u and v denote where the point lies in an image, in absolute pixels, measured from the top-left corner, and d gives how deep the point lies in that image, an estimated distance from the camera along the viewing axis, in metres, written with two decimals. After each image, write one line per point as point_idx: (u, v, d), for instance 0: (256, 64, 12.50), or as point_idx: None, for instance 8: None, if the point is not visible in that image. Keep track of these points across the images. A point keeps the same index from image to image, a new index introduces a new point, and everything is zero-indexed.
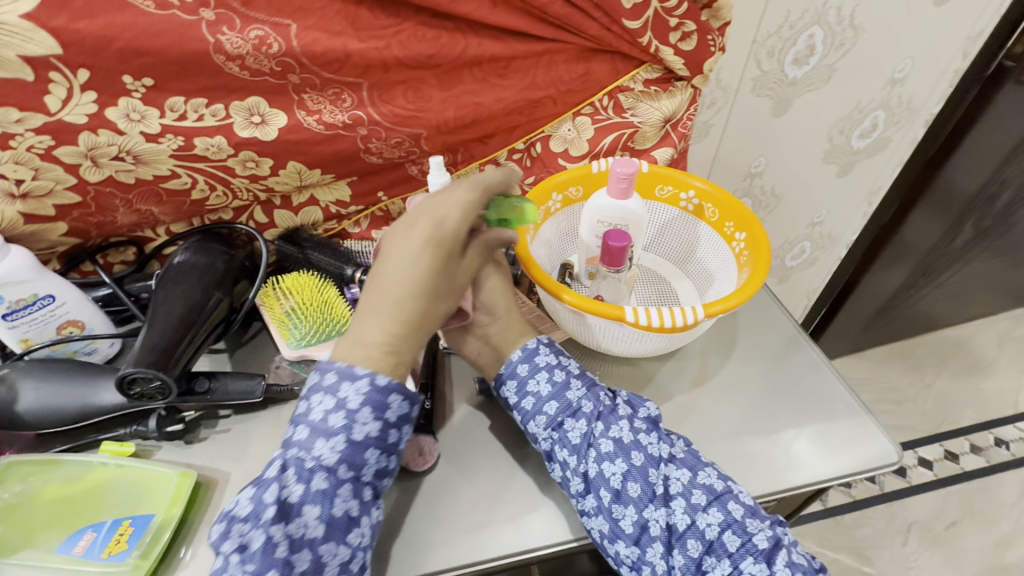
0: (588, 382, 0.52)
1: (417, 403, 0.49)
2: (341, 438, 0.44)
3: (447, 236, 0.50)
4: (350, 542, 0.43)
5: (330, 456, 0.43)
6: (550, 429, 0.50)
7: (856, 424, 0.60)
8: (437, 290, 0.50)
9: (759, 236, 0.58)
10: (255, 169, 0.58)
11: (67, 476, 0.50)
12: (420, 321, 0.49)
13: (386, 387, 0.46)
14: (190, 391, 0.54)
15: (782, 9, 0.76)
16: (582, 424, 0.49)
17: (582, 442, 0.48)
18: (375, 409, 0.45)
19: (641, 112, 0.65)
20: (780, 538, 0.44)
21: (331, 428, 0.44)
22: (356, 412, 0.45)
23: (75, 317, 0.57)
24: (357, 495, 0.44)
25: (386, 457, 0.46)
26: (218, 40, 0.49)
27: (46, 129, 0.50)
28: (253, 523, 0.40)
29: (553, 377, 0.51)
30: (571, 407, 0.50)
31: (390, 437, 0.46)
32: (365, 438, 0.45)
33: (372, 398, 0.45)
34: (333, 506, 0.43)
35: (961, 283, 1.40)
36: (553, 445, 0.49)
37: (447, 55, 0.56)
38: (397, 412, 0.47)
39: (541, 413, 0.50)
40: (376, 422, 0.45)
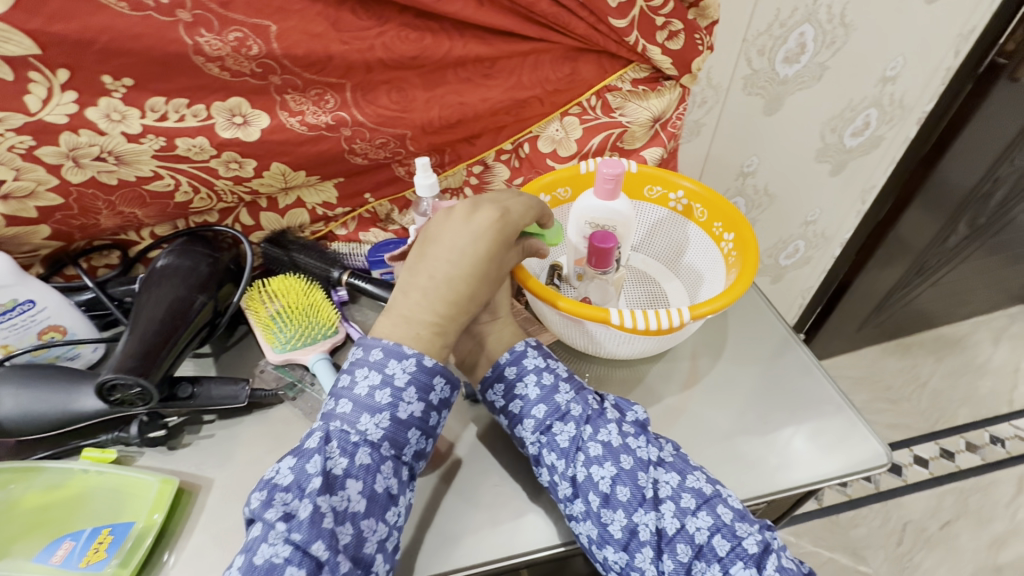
0: (576, 386, 0.51)
1: (458, 388, 0.51)
2: (386, 415, 0.46)
3: (509, 228, 0.52)
4: (387, 520, 0.44)
5: (374, 431, 0.46)
6: (538, 433, 0.49)
7: (845, 425, 0.60)
8: (488, 277, 0.52)
9: (748, 237, 0.58)
10: (239, 170, 0.57)
11: (47, 483, 0.49)
12: (468, 306, 0.51)
13: (432, 369, 0.48)
14: (172, 396, 0.54)
15: (772, 7, 0.76)
16: (571, 427, 0.48)
17: (571, 445, 0.47)
18: (419, 390, 0.48)
19: (629, 111, 0.65)
20: (769, 542, 0.44)
21: (377, 404, 0.46)
22: (402, 390, 0.47)
23: (56, 322, 0.57)
24: (396, 474, 0.46)
25: (424, 439, 0.49)
26: (196, 42, 0.48)
27: (27, 129, 0.49)
28: (298, 493, 0.42)
29: (542, 380, 0.51)
30: (559, 410, 0.49)
31: (429, 419, 0.49)
32: (409, 417, 0.47)
33: (418, 378, 0.48)
34: (375, 482, 0.44)
35: (956, 281, 1.39)
36: (541, 449, 0.48)
37: (431, 56, 0.55)
38: (439, 395, 0.49)
39: (529, 416, 0.50)
40: (420, 402, 0.48)
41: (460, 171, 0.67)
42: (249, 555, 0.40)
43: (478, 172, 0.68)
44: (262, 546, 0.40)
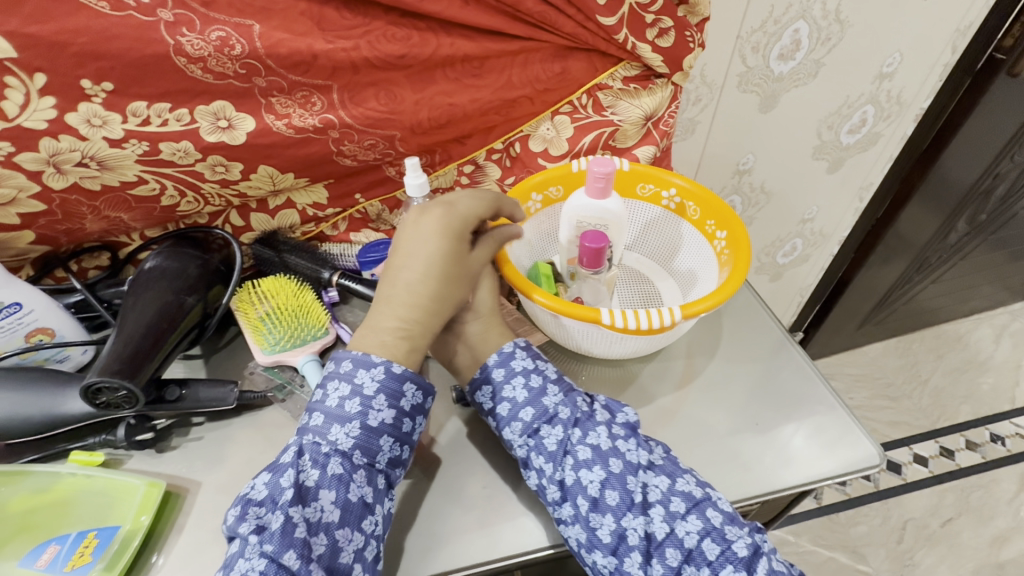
0: (565, 388, 0.51)
1: (432, 393, 0.51)
2: (356, 424, 0.46)
3: (454, 225, 0.54)
4: (364, 529, 0.44)
5: (345, 441, 0.45)
6: (525, 436, 0.49)
7: (840, 426, 0.59)
8: (449, 275, 0.53)
9: (740, 235, 0.57)
10: (225, 173, 0.57)
11: (35, 486, 0.49)
12: (431, 305, 0.52)
13: (400, 375, 0.48)
14: (159, 399, 0.53)
15: (766, 4, 0.75)
16: (558, 431, 0.48)
17: (558, 449, 0.47)
18: (389, 397, 0.47)
19: (621, 110, 0.64)
20: (759, 546, 0.43)
21: (347, 414, 0.46)
22: (371, 398, 0.47)
23: (44, 324, 0.56)
24: (371, 482, 0.45)
25: (400, 446, 0.48)
26: (177, 42, 0.48)
27: (6, 135, 0.49)
28: (270, 506, 0.42)
29: (530, 383, 0.50)
30: (547, 413, 0.48)
31: (403, 426, 0.48)
32: (380, 424, 0.47)
33: (387, 385, 0.48)
34: (348, 491, 0.44)
35: (957, 278, 1.38)
36: (529, 452, 0.48)
37: (419, 54, 0.54)
38: (412, 402, 0.49)
39: (517, 419, 0.49)
40: (391, 409, 0.47)
41: (451, 171, 0.67)
42: (226, 572, 0.40)
43: (469, 171, 0.67)
44: (239, 561, 0.40)
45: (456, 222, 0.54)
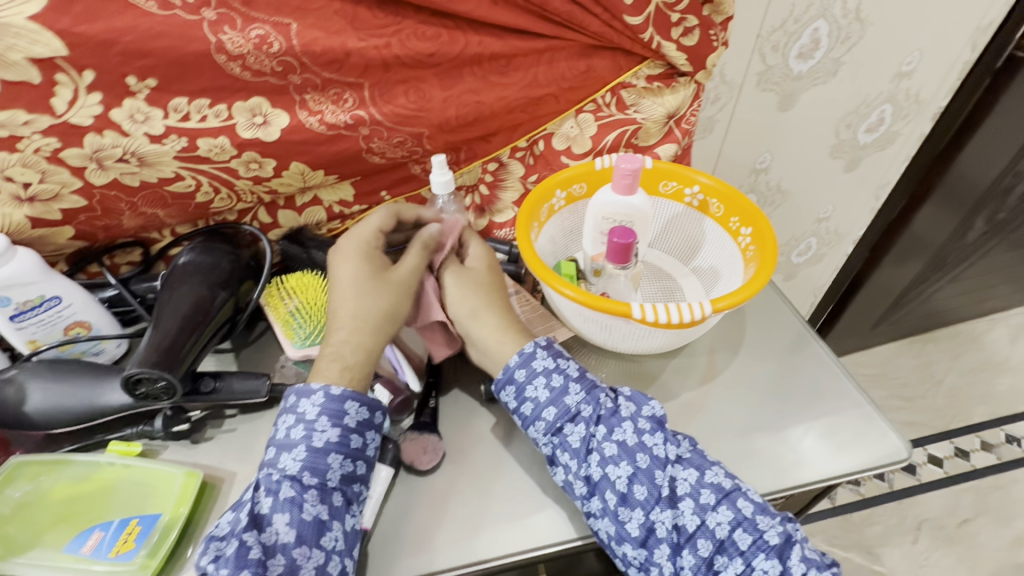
0: (588, 385, 0.51)
1: (381, 407, 0.51)
2: (301, 448, 0.47)
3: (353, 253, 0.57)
4: (324, 545, 0.44)
5: (292, 465, 0.46)
6: (549, 435, 0.49)
7: (865, 421, 0.59)
8: (375, 297, 0.55)
9: (766, 231, 0.58)
10: (258, 170, 0.58)
11: (76, 475, 0.50)
12: (356, 322, 0.53)
13: (340, 395, 0.49)
14: (194, 391, 0.54)
15: (786, 3, 0.75)
16: (581, 428, 0.48)
17: (582, 446, 0.48)
18: (331, 417, 0.48)
19: (644, 108, 0.64)
20: (791, 534, 0.44)
21: (293, 440, 0.47)
22: (314, 421, 0.48)
23: (82, 318, 0.58)
24: (327, 501, 0.45)
25: (352, 462, 0.48)
26: (219, 40, 0.49)
27: (53, 131, 0.51)
28: (229, 535, 0.43)
29: (551, 383, 0.50)
30: (569, 412, 0.49)
31: (352, 443, 0.48)
32: (326, 444, 0.47)
33: (328, 407, 0.48)
34: (302, 511, 0.44)
35: (973, 278, 1.38)
36: (555, 450, 0.49)
37: (447, 52, 0.55)
38: (356, 417, 0.49)
39: (540, 419, 0.50)
40: (334, 428, 0.48)
41: (475, 168, 0.67)
42: None
43: (493, 169, 0.68)
44: None
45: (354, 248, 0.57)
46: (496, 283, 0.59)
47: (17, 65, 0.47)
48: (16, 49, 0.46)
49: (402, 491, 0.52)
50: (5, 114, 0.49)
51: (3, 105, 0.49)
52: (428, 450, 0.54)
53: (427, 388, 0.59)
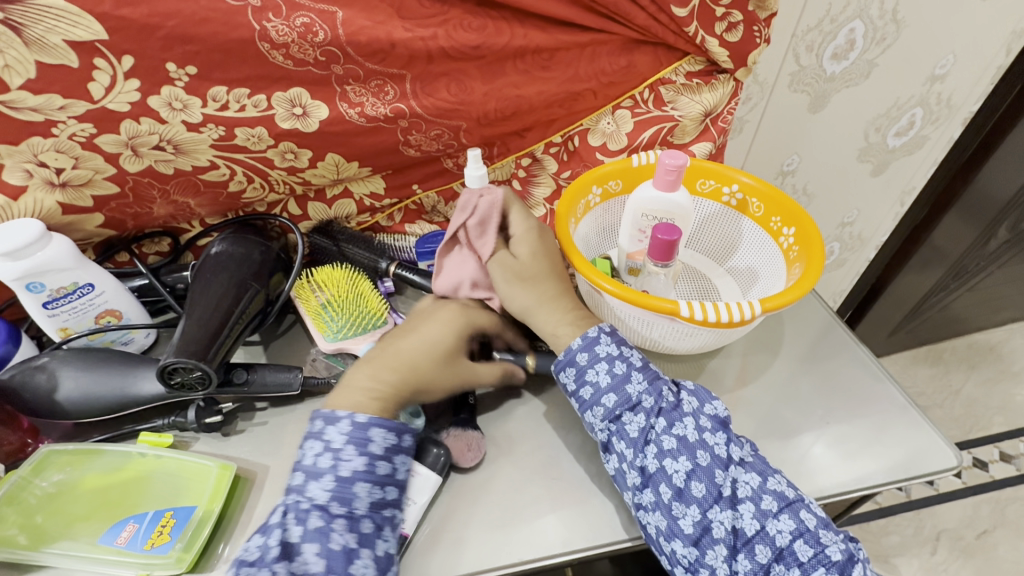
0: (650, 376, 0.50)
1: (409, 430, 0.48)
2: (327, 478, 0.44)
3: (461, 316, 0.55)
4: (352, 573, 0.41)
5: (319, 494, 0.43)
6: (607, 421, 0.48)
7: (910, 428, 0.58)
8: (440, 361, 0.52)
9: (810, 231, 0.57)
10: (294, 161, 0.58)
11: (108, 465, 0.50)
12: (404, 369, 0.50)
13: (366, 423, 0.46)
14: (228, 382, 0.54)
15: (824, 3, 0.74)
16: (641, 418, 0.47)
17: (640, 436, 0.47)
18: (358, 445, 0.45)
19: (681, 105, 0.62)
20: (853, 552, 0.43)
21: (319, 469, 0.44)
22: (340, 450, 0.45)
23: (112, 306, 0.57)
24: (355, 528, 0.43)
25: (381, 488, 0.45)
26: (264, 27, 0.49)
27: (89, 117, 0.50)
28: (258, 565, 0.40)
29: (614, 369, 0.49)
30: (630, 401, 0.48)
31: (379, 468, 0.46)
32: (353, 472, 0.44)
33: (354, 435, 0.46)
34: (330, 541, 0.42)
35: (994, 288, 1.36)
36: (611, 437, 0.48)
37: (493, 44, 0.55)
38: (383, 443, 0.46)
39: (599, 404, 0.49)
40: (362, 457, 0.45)
41: (509, 163, 0.66)
42: None
43: (526, 164, 0.67)
44: None
45: (458, 325, 0.55)
46: (545, 271, 0.56)
47: (54, 48, 0.46)
48: (56, 31, 0.45)
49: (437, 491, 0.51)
50: (39, 99, 0.48)
51: (36, 90, 0.48)
52: (472, 446, 0.52)
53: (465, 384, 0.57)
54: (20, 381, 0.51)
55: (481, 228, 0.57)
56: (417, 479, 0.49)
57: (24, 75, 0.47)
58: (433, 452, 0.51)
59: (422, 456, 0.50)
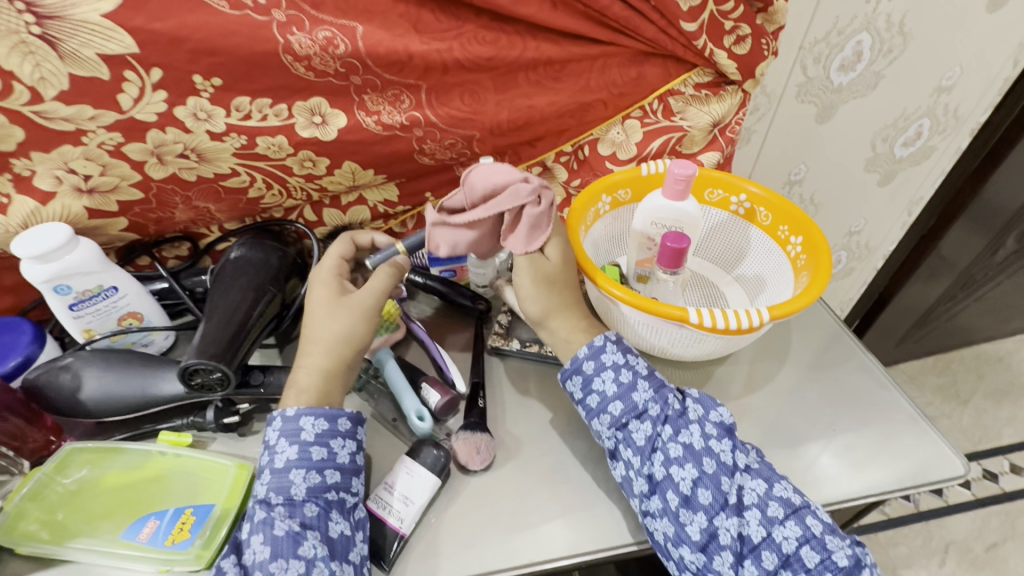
0: (656, 384, 0.50)
1: (342, 415, 0.49)
2: (266, 471, 0.46)
3: (319, 273, 0.56)
4: (303, 555, 0.42)
5: (261, 488, 0.46)
6: (613, 429, 0.49)
7: (918, 436, 0.58)
8: (329, 314, 0.53)
9: (818, 239, 0.57)
10: (312, 169, 0.60)
11: (130, 463, 0.51)
12: (310, 346, 0.52)
13: (293, 415, 0.48)
14: (245, 383, 0.55)
15: (830, 16, 0.75)
16: (648, 426, 0.48)
17: (647, 444, 0.47)
18: (288, 436, 0.47)
19: (690, 116, 0.64)
20: (860, 558, 0.43)
21: (260, 467, 0.47)
22: (274, 444, 0.47)
23: (134, 309, 0.59)
24: (298, 513, 0.44)
25: (319, 473, 0.46)
26: (287, 40, 0.51)
27: (117, 126, 0.52)
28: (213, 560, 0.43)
29: (619, 378, 0.50)
30: (636, 409, 0.49)
31: (314, 454, 0.47)
32: (286, 462, 0.46)
33: (283, 428, 0.47)
34: (273, 528, 0.43)
35: (1003, 298, 1.35)
36: (618, 444, 0.49)
37: (506, 56, 0.56)
38: (314, 430, 0.47)
39: (606, 412, 0.50)
40: (293, 446, 0.47)
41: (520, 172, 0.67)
42: None
43: (537, 173, 0.68)
44: None
45: (326, 273, 0.55)
46: (570, 281, 0.56)
47: (88, 60, 0.48)
48: (90, 45, 0.47)
49: (447, 494, 0.52)
50: (71, 110, 0.50)
51: (70, 100, 0.50)
52: (481, 450, 0.53)
53: (474, 387, 0.59)
54: (45, 381, 0.52)
55: (527, 232, 0.53)
56: (415, 480, 0.50)
57: (58, 87, 0.49)
58: (432, 452, 0.51)
59: (419, 455, 0.51)
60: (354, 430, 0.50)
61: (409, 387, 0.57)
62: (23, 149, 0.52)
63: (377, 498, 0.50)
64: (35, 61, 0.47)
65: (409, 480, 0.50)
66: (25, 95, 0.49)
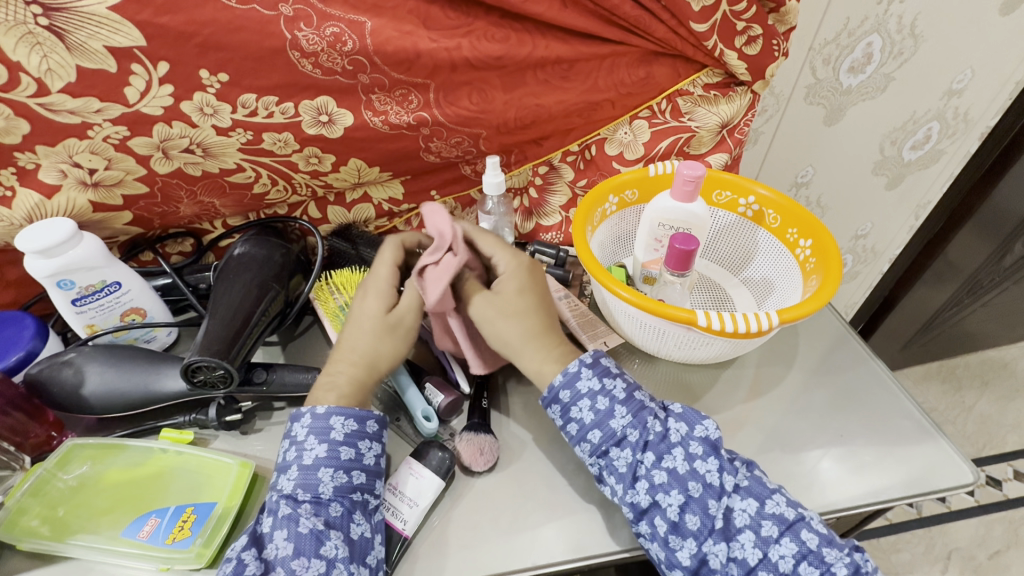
0: (635, 408, 0.49)
1: (371, 416, 0.49)
2: (293, 468, 0.46)
3: (381, 283, 0.55)
4: (324, 555, 0.42)
5: (287, 484, 0.45)
6: (595, 456, 0.49)
7: (927, 444, 0.58)
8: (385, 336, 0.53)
9: (827, 243, 0.56)
10: (317, 165, 0.60)
11: (131, 460, 0.51)
12: (355, 358, 0.52)
13: (324, 414, 0.48)
14: (248, 381, 0.55)
15: (841, 16, 0.74)
16: (629, 453, 0.47)
17: (629, 472, 0.47)
18: (319, 434, 0.47)
19: (698, 117, 0.63)
20: (859, 565, 0.42)
21: (286, 463, 0.46)
22: (302, 441, 0.47)
23: (137, 304, 0.58)
24: (323, 512, 0.44)
25: (346, 473, 0.46)
26: (294, 37, 0.50)
27: (123, 120, 0.52)
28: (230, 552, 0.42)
29: (596, 405, 0.49)
30: (615, 436, 0.48)
31: (343, 454, 0.46)
32: (315, 460, 0.46)
33: (314, 426, 0.47)
34: (298, 525, 0.43)
35: (1010, 304, 1.34)
36: (602, 471, 0.49)
37: (515, 55, 0.55)
38: (343, 431, 0.47)
39: (586, 440, 0.49)
40: (323, 444, 0.46)
41: (526, 171, 0.67)
42: None
43: (543, 172, 0.68)
44: None
45: (383, 283, 0.55)
46: (529, 305, 0.55)
47: (95, 53, 0.48)
48: (97, 38, 0.47)
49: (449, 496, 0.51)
50: (77, 102, 0.50)
51: (76, 93, 0.49)
52: (484, 451, 0.52)
53: (478, 389, 0.59)
54: (48, 375, 0.52)
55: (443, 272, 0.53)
56: (419, 482, 0.49)
57: (66, 79, 0.48)
58: (437, 455, 0.51)
59: (425, 457, 0.51)
60: (381, 432, 0.50)
61: (414, 386, 0.57)
62: (27, 142, 0.51)
63: (382, 500, 0.49)
64: (42, 53, 0.47)
65: (414, 481, 0.49)
66: (31, 87, 0.48)
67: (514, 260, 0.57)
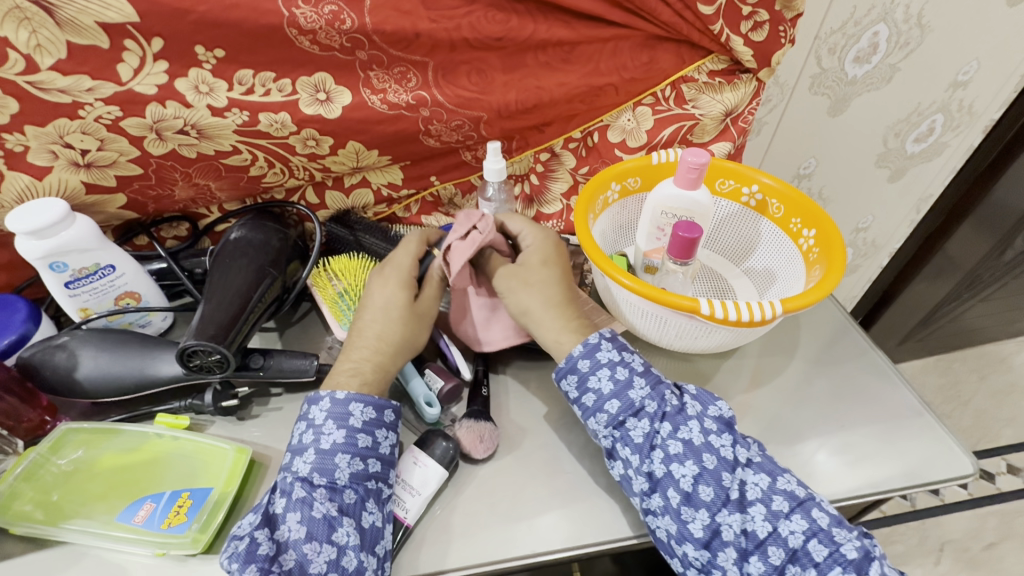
0: (652, 381, 0.49)
1: (388, 406, 0.49)
2: (310, 451, 0.45)
3: (403, 270, 0.55)
4: (336, 541, 0.42)
5: (303, 467, 0.45)
6: (611, 427, 0.48)
7: (928, 435, 0.57)
8: (408, 326, 0.53)
9: (831, 233, 0.56)
10: (315, 148, 0.58)
11: (125, 445, 0.50)
12: (379, 345, 0.52)
13: (343, 399, 0.47)
14: (245, 366, 0.54)
15: (848, 5, 0.73)
16: (646, 423, 0.47)
17: (646, 442, 0.46)
18: (339, 420, 0.46)
19: (702, 104, 0.62)
20: (869, 550, 0.42)
21: (302, 445, 0.46)
22: (321, 425, 0.46)
23: (132, 289, 0.58)
24: (337, 498, 0.44)
25: (362, 460, 0.46)
26: (291, 14, 0.49)
27: (116, 99, 0.51)
28: (242, 530, 0.42)
29: (615, 375, 0.49)
30: (633, 406, 0.48)
31: (360, 441, 0.46)
32: (333, 445, 0.45)
33: (333, 410, 0.47)
34: (312, 509, 0.42)
35: (1008, 300, 1.34)
36: (615, 443, 0.48)
37: (516, 37, 0.54)
38: (363, 418, 0.47)
39: (602, 410, 0.49)
40: (342, 430, 0.46)
41: (527, 158, 0.66)
42: None
43: (545, 159, 0.67)
44: None
45: (402, 271, 0.54)
46: (553, 276, 0.55)
47: (86, 29, 0.47)
48: (88, 13, 0.46)
49: (447, 485, 0.51)
50: (68, 80, 0.49)
51: (67, 70, 0.48)
52: (484, 438, 0.52)
53: (478, 376, 0.58)
54: (41, 359, 0.52)
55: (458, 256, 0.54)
56: (421, 471, 0.49)
57: (55, 56, 0.47)
58: (442, 445, 0.50)
59: (430, 447, 0.50)
60: (397, 422, 0.50)
61: (415, 371, 0.56)
62: (16, 122, 0.50)
63: None
64: (31, 28, 0.46)
65: (419, 470, 0.49)
66: (20, 64, 0.47)
67: (539, 236, 0.58)
